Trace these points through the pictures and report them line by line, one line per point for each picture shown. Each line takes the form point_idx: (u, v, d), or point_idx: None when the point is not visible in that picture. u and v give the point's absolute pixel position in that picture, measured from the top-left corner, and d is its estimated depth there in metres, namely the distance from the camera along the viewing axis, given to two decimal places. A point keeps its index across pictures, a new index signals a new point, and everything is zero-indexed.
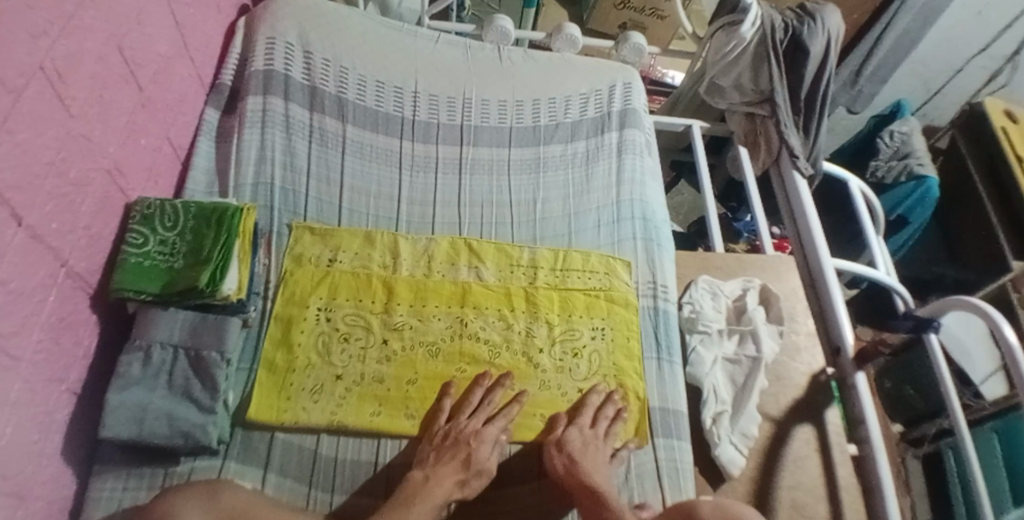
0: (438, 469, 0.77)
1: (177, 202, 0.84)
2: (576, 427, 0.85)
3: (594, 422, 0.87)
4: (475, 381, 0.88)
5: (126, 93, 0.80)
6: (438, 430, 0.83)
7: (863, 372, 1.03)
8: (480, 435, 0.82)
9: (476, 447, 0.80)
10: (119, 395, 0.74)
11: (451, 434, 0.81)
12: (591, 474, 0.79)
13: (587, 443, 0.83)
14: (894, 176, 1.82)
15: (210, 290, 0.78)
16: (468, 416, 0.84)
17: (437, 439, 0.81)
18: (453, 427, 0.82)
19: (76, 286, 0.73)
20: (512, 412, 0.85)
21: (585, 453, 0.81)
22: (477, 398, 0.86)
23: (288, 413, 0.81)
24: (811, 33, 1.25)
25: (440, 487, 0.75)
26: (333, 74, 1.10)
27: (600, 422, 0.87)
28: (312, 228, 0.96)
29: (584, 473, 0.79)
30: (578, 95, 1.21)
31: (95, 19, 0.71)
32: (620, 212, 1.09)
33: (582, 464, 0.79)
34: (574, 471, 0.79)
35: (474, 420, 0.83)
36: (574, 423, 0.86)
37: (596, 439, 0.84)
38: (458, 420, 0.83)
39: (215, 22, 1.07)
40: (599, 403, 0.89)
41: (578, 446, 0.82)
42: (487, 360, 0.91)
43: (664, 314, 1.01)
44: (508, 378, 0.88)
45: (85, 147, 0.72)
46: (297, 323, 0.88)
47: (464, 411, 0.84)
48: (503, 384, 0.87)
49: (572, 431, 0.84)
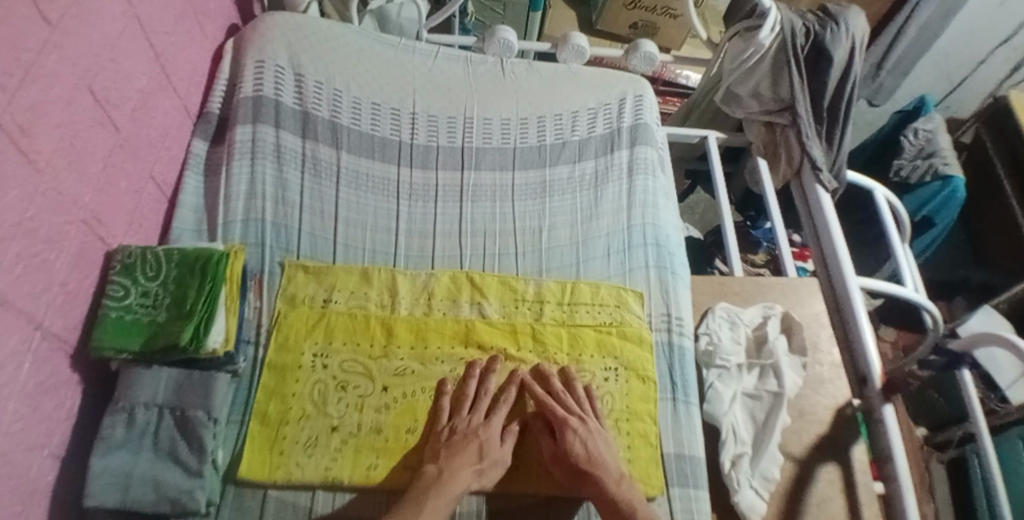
0: (453, 460, 0.77)
1: (158, 249, 0.79)
2: (570, 429, 0.80)
3: (569, 408, 0.83)
4: (465, 374, 0.87)
5: (100, 136, 0.75)
6: (443, 429, 0.82)
7: (889, 404, 0.98)
8: (487, 426, 0.82)
9: (486, 438, 0.81)
10: (102, 461, 0.72)
11: (459, 429, 0.81)
12: (600, 478, 0.78)
13: (587, 443, 0.80)
14: (919, 176, 1.74)
15: (193, 348, 0.74)
16: (469, 410, 0.83)
17: (444, 437, 0.81)
18: (458, 424, 0.82)
19: (54, 347, 0.69)
20: (509, 395, 0.86)
21: (589, 459, 0.79)
22: (471, 390, 0.85)
23: (281, 470, 0.77)
24: (834, 38, 1.16)
25: (456, 479, 0.75)
26: (326, 98, 1.04)
27: (569, 403, 0.84)
28: (305, 266, 0.91)
29: (596, 479, 0.78)
30: (584, 111, 1.14)
31: (61, 64, 0.66)
32: (631, 238, 1.02)
33: (591, 470, 0.78)
34: (585, 478, 0.78)
35: (476, 414, 0.83)
36: (564, 426, 0.81)
37: (588, 427, 0.82)
38: (460, 416, 0.82)
39: (200, 47, 1.02)
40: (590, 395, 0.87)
41: (581, 455, 0.79)
42: (482, 355, 0.89)
43: (679, 351, 0.95)
44: (497, 363, 0.86)
45: (56, 201, 0.68)
46: (292, 372, 0.83)
47: (464, 405, 0.84)
48: (495, 369, 0.86)
49: (567, 436, 0.80)
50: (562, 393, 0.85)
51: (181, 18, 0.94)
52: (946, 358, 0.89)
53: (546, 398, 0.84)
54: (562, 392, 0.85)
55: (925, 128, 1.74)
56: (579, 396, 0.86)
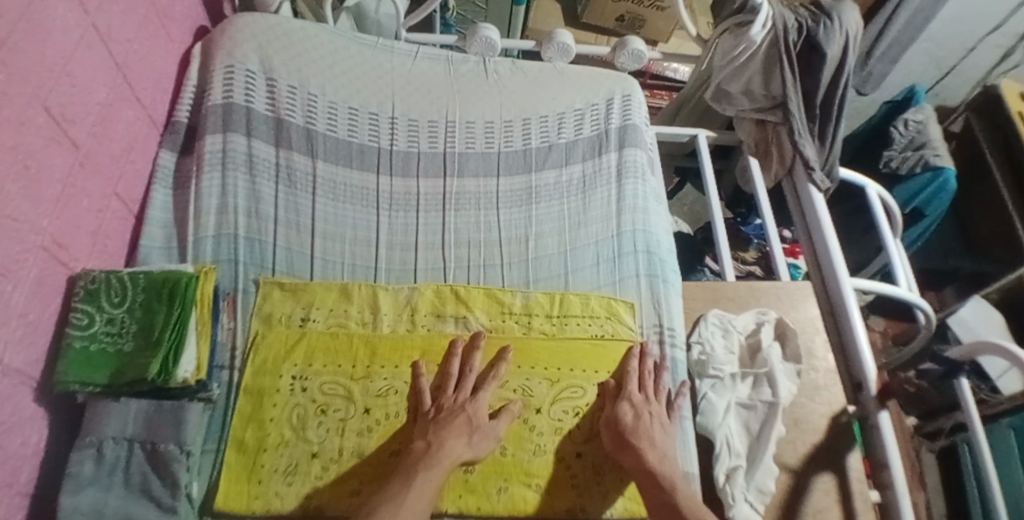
0: (441, 434, 0.76)
1: (124, 273, 0.75)
2: (627, 400, 0.83)
3: (642, 385, 0.86)
4: (448, 353, 0.85)
5: (57, 156, 0.70)
6: (427, 410, 0.80)
7: (886, 410, 0.95)
8: (475, 401, 0.80)
9: (474, 412, 0.79)
10: (71, 499, 0.68)
11: (446, 406, 0.80)
12: (645, 451, 0.78)
13: (639, 415, 0.82)
14: (909, 167, 1.71)
15: (162, 380, 0.70)
16: (455, 388, 0.82)
17: (431, 413, 0.80)
18: (444, 402, 0.81)
19: (16, 383, 0.65)
20: (500, 371, 0.84)
21: (637, 432, 0.80)
22: (456, 367, 0.83)
23: (259, 500, 0.74)
24: (828, 34, 1.13)
25: (446, 450, 0.74)
26: (300, 104, 1.00)
27: (649, 382, 0.86)
28: (282, 282, 0.87)
29: (637, 451, 0.78)
30: (571, 111, 1.11)
31: (10, 83, 0.61)
32: (621, 246, 0.99)
33: (635, 441, 0.79)
34: (626, 448, 0.79)
35: (462, 391, 0.82)
36: (623, 395, 0.84)
37: (648, 405, 0.83)
38: (446, 394, 0.82)
39: (166, 52, 0.97)
40: (657, 377, 0.87)
41: (629, 424, 0.80)
42: (456, 332, 0.89)
43: (672, 363, 0.92)
44: (480, 339, 0.85)
45: (11, 229, 0.63)
46: (268, 396, 0.80)
47: (449, 384, 0.82)
48: (479, 345, 0.85)
49: (623, 405, 0.83)
50: (648, 372, 0.87)
51: (144, 23, 0.89)
52: (944, 367, 0.87)
53: (632, 371, 0.87)
54: (647, 372, 0.87)
55: (915, 119, 1.72)
56: (659, 379, 0.87)
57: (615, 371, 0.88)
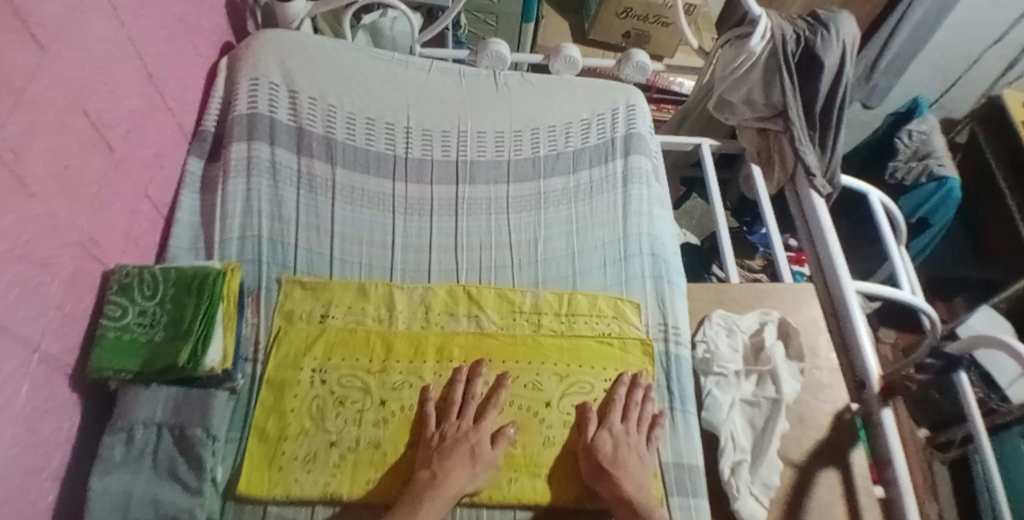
0: (446, 464, 0.77)
1: (156, 268, 0.79)
2: (606, 429, 0.84)
3: (625, 415, 0.86)
4: (452, 378, 0.87)
5: (94, 159, 0.76)
6: (432, 435, 0.81)
7: (887, 407, 0.97)
8: (477, 431, 0.82)
9: (477, 441, 0.80)
10: (101, 482, 0.72)
11: (449, 434, 0.81)
12: (624, 482, 0.79)
13: (618, 445, 0.82)
14: (914, 177, 1.73)
15: (191, 367, 0.75)
16: (457, 416, 0.83)
17: (434, 443, 0.80)
18: (447, 429, 0.82)
19: (52, 370, 0.69)
20: (499, 398, 0.85)
21: (615, 461, 0.80)
22: (458, 396, 0.85)
23: (279, 486, 0.77)
24: (825, 44, 1.17)
25: (448, 483, 0.76)
26: (320, 113, 1.06)
27: (632, 413, 0.86)
28: (302, 282, 0.91)
29: (614, 480, 0.79)
30: (578, 122, 1.15)
31: (51, 89, 0.67)
32: (627, 248, 1.03)
33: (613, 470, 0.79)
34: (604, 475, 0.79)
35: (464, 419, 0.83)
36: (604, 424, 0.85)
37: (627, 437, 0.84)
38: (448, 422, 0.82)
39: (194, 67, 1.03)
40: (646, 407, 0.88)
41: (608, 454, 0.81)
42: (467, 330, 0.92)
43: (676, 360, 0.95)
44: (482, 367, 0.87)
45: (50, 224, 0.68)
46: (290, 388, 0.84)
47: (452, 410, 0.84)
48: (480, 372, 0.86)
49: (602, 433, 0.83)
50: (628, 404, 0.87)
51: (174, 38, 0.95)
52: (943, 362, 0.88)
53: (613, 403, 0.87)
54: (635, 403, 0.87)
55: (919, 130, 1.74)
56: (645, 410, 0.88)
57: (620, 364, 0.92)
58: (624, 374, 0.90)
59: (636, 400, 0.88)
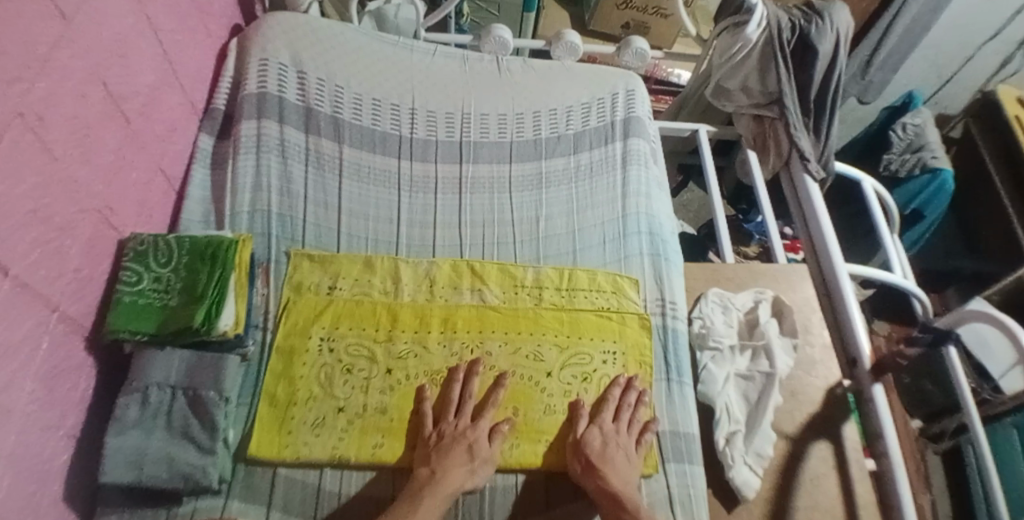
0: (445, 462, 0.78)
1: (170, 237, 0.82)
2: (597, 426, 0.85)
3: (617, 416, 0.87)
4: (447, 379, 0.87)
5: (112, 130, 0.78)
6: (430, 435, 0.82)
7: (879, 383, 1.00)
8: (474, 429, 0.82)
9: (474, 439, 0.81)
10: (116, 440, 0.74)
11: (447, 433, 0.82)
12: (611, 478, 0.79)
13: (607, 443, 0.83)
14: (908, 168, 1.76)
15: (205, 329, 0.77)
16: (455, 414, 0.84)
17: (432, 442, 0.81)
18: (445, 428, 0.82)
19: (69, 331, 0.72)
20: (497, 397, 0.85)
21: (602, 456, 0.82)
22: (456, 394, 0.85)
23: (289, 448, 0.80)
24: (820, 32, 1.20)
25: (448, 477, 0.76)
26: (328, 94, 1.08)
27: (623, 415, 0.87)
28: (311, 254, 0.94)
29: (601, 476, 0.79)
30: (578, 105, 1.18)
31: (73, 59, 0.69)
32: (626, 226, 1.06)
33: (601, 465, 0.80)
34: (592, 473, 0.80)
35: (462, 418, 0.83)
36: (594, 422, 0.86)
37: (618, 436, 0.84)
38: (446, 421, 0.83)
39: (204, 47, 1.05)
40: (637, 412, 0.88)
41: (596, 449, 0.82)
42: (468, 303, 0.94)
43: (673, 333, 0.98)
44: (480, 366, 0.87)
45: (70, 189, 0.70)
46: (299, 355, 0.86)
47: (449, 409, 0.84)
48: (477, 371, 0.87)
49: (591, 431, 0.85)
50: (620, 405, 0.88)
51: (186, 18, 0.97)
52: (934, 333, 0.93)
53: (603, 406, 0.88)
54: (626, 405, 0.88)
55: (913, 122, 1.76)
56: (636, 415, 0.88)
57: (620, 336, 0.94)
58: (619, 376, 0.91)
59: (627, 402, 0.88)
